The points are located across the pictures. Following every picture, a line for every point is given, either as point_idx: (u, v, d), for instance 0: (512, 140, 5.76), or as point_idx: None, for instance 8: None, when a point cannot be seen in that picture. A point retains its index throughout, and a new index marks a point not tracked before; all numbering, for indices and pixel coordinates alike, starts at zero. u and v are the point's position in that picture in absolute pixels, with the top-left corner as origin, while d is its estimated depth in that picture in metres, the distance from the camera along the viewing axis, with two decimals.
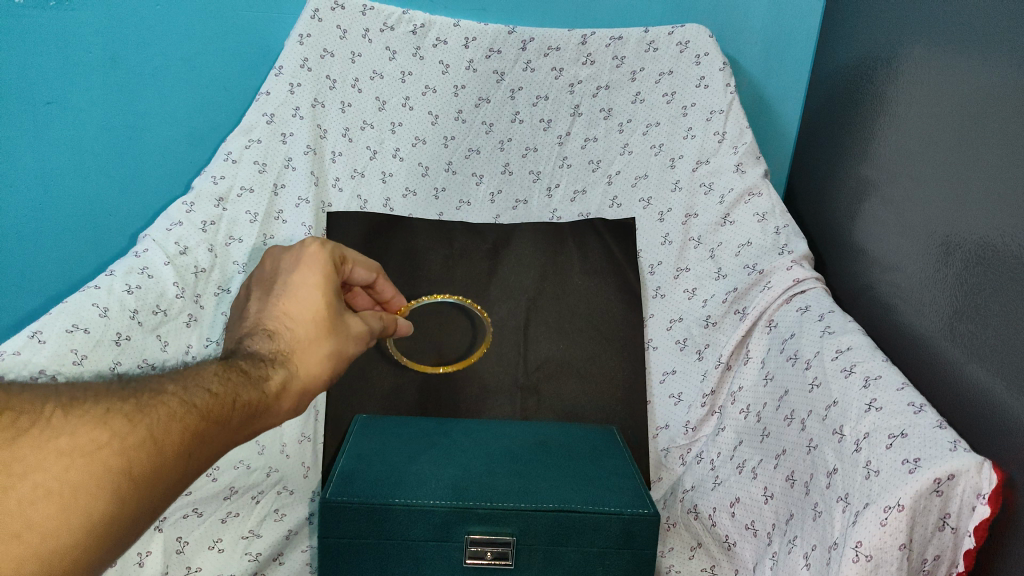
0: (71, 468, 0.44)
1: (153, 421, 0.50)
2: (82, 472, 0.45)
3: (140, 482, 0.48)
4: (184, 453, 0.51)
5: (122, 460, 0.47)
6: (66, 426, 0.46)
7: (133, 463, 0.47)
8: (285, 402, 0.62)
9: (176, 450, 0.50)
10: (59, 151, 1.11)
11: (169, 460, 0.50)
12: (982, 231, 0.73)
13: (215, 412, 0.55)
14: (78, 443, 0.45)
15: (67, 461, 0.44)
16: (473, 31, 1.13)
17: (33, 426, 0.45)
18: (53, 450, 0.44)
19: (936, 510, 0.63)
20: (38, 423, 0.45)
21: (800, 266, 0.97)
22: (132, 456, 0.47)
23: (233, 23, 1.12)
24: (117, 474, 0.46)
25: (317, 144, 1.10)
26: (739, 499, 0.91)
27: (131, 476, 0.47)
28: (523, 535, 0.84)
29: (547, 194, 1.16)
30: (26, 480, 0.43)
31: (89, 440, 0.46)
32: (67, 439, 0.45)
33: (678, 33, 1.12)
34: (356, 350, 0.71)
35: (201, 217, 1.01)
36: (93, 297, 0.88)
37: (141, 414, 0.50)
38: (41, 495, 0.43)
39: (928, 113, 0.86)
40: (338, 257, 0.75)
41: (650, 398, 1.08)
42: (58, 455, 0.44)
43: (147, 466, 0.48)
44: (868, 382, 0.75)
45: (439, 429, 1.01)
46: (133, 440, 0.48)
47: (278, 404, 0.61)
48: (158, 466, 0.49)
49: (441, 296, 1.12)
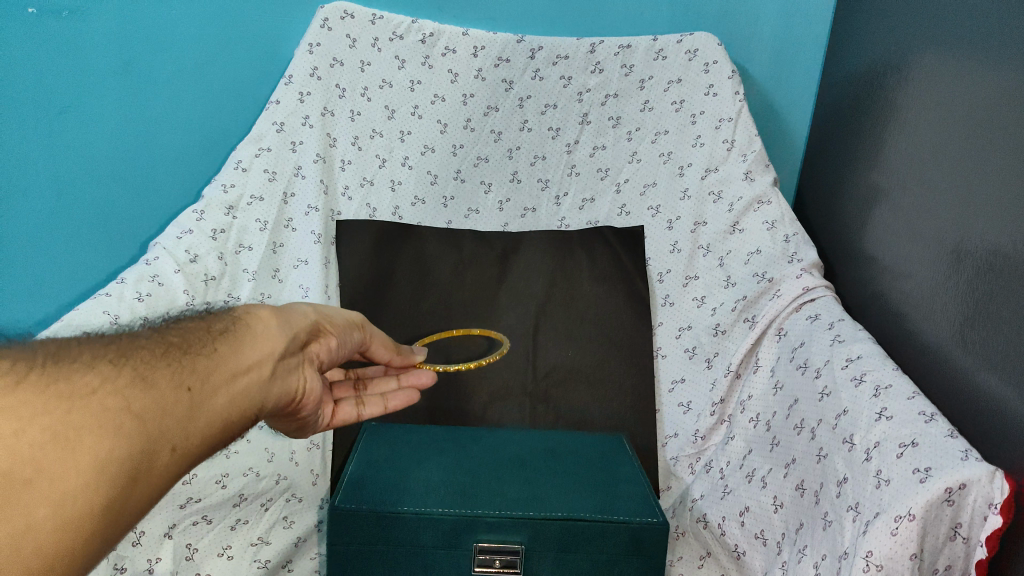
0: (74, 410, 0.43)
1: (136, 361, 0.50)
2: (84, 415, 0.44)
3: (144, 418, 0.47)
4: (180, 386, 0.51)
5: (118, 399, 0.46)
6: (60, 370, 0.45)
7: (131, 402, 0.47)
8: (276, 326, 0.63)
9: (170, 383, 0.50)
10: (71, 159, 1.12)
11: (168, 394, 0.50)
12: (993, 239, 0.73)
13: (198, 347, 0.55)
14: (76, 386, 0.45)
15: (67, 405, 0.43)
16: (483, 40, 1.14)
17: (32, 371, 0.44)
18: (54, 393, 0.43)
19: (947, 520, 0.63)
20: (34, 368, 0.44)
21: (810, 274, 0.97)
22: (128, 394, 0.47)
23: (244, 33, 1.13)
24: (118, 413, 0.46)
25: (327, 152, 1.10)
26: (749, 507, 0.90)
27: (132, 413, 0.46)
28: (531, 544, 0.84)
29: (556, 202, 1.16)
30: (34, 423, 0.41)
31: (85, 383, 0.45)
32: (66, 382, 0.45)
33: (687, 42, 1.12)
34: (344, 315, 0.74)
35: (211, 225, 1.02)
36: (104, 305, 0.89)
37: (125, 356, 0.50)
38: (50, 438, 0.41)
39: (941, 118, 0.86)
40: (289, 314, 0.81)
41: (660, 406, 1.09)
42: (60, 398, 0.43)
43: (146, 405, 0.48)
44: (878, 391, 0.75)
45: (448, 436, 1.01)
46: (125, 379, 0.48)
47: (265, 331, 0.61)
48: (159, 402, 0.49)
49: (450, 304, 1.12)
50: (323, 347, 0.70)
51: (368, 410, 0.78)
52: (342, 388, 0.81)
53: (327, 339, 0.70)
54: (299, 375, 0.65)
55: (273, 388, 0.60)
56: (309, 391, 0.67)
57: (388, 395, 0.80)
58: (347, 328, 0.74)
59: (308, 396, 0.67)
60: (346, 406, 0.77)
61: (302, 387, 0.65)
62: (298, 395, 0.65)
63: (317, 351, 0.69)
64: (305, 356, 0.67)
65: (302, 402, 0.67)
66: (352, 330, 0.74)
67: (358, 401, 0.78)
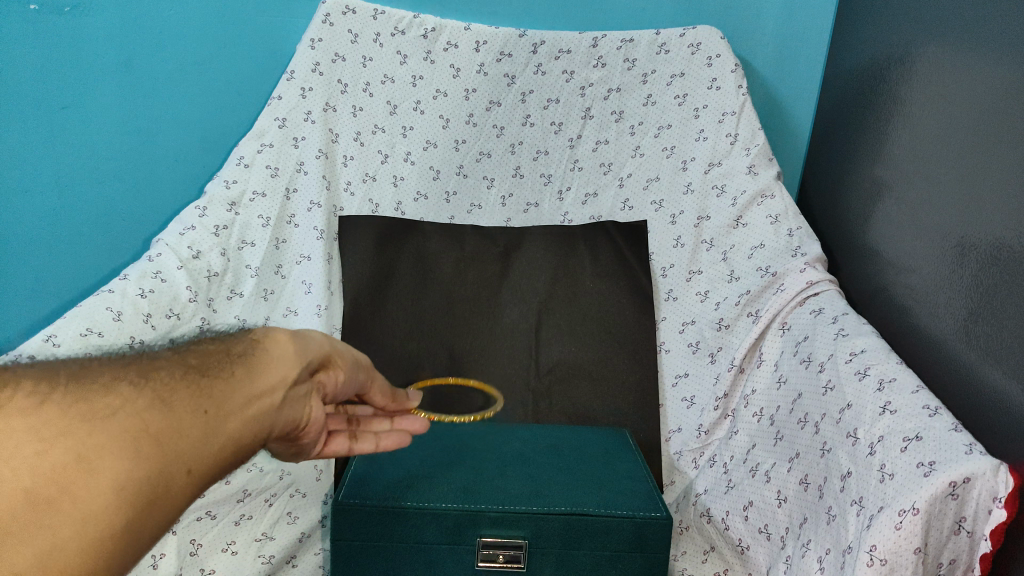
0: (94, 431, 0.43)
1: (156, 384, 0.48)
2: (104, 436, 0.43)
3: (162, 441, 0.45)
4: (198, 410, 0.49)
5: (137, 422, 0.45)
6: (81, 392, 0.44)
7: (150, 425, 0.45)
8: (294, 354, 0.58)
9: (187, 406, 0.48)
10: (76, 156, 1.12)
11: (185, 417, 0.47)
12: (998, 233, 0.73)
13: (216, 370, 0.52)
14: (95, 408, 0.44)
15: (88, 426, 0.43)
16: (485, 35, 1.13)
17: (54, 393, 0.44)
18: (74, 415, 0.43)
19: (951, 515, 0.62)
20: (57, 391, 0.44)
21: (813, 268, 0.96)
22: (145, 417, 0.45)
23: (245, 27, 1.13)
24: (137, 436, 0.44)
25: (329, 148, 1.10)
26: (753, 502, 0.91)
27: (150, 436, 0.45)
28: (535, 538, 0.84)
29: (559, 197, 1.16)
30: (57, 443, 0.41)
31: (104, 405, 0.44)
32: (85, 404, 0.44)
33: (690, 35, 1.11)
34: (357, 352, 0.69)
35: (213, 222, 1.02)
36: (107, 301, 0.90)
37: (145, 378, 0.48)
38: (71, 457, 0.41)
39: (947, 111, 0.85)
40: None
41: (663, 401, 1.09)
42: (80, 420, 0.43)
43: (164, 429, 0.46)
44: (882, 385, 0.75)
45: (451, 432, 1.02)
46: (144, 402, 0.46)
47: (282, 360, 0.57)
48: (177, 425, 0.47)
49: (453, 299, 1.13)
50: (331, 379, 0.64)
51: (360, 446, 0.71)
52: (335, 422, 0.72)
53: (337, 371, 0.64)
54: (306, 405, 0.60)
55: (283, 412, 0.56)
56: (312, 421, 0.61)
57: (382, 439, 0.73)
58: (355, 366, 0.68)
59: (311, 426, 0.62)
60: (340, 440, 0.70)
61: (308, 417, 0.60)
62: (301, 425, 0.60)
63: (325, 382, 0.63)
64: (315, 384, 0.62)
65: (303, 430, 0.62)
66: (360, 371, 0.69)
67: (352, 437, 0.71)
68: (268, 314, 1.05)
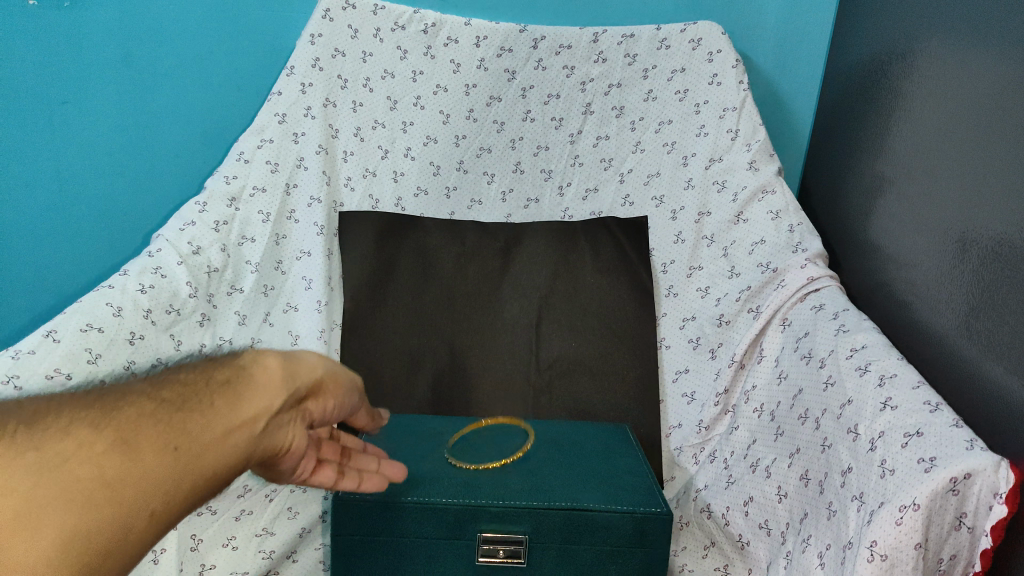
0: (41, 482, 0.40)
1: (122, 422, 0.46)
2: (53, 488, 0.40)
3: (121, 486, 0.43)
4: (166, 447, 0.46)
5: (96, 468, 0.43)
6: (33, 438, 0.42)
7: (108, 470, 0.43)
8: (280, 381, 0.56)
9: (156, 444, 0.46)
10: (76, 152, 1.11)
11: (152, 456, 0.45)
12: (999, 228, 0.72)
13: (193, 400, 0.50)
14: (48, 456, 0.41)
15: (35, 477, 0.40)
16: (485, 30, 1.13)
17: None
18: (22, 465, 0.40)
19: (952, 510, 0.62)
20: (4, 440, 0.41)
21: (814, 263, 0.96)
22: (105, 461, 0.43)
23: (245, 22, 1.12)
24: (93, 484, 0.42)
25: (329, 143, 1.10)
26: (754, 498, 0.91)
27: (107, 483, 0.43)
28: (535, 534, 0.84)
29: (559, 193, 1.15)
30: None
31: (58, 451, 0.42)
32: (36, 453, 0.41)
33: (690, 30, 1.11)
34: (350, 376, 0.67)
35: (214, 217, 1.01)
36: (106, 297, 0.88)
37: (109, 416, 0.46)
38: (11, 515, 0.38)
39: (949, 105, 0.85)
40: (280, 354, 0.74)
41: (663, 396, 1.09)
42: (26, 471, 0.40)
43: (124, 472, 0.44)
44: (883, 380, 0.74)
45: (451, 427, 1.02)
46: (105, 444, 0.44)
47: (267, 387, 0.55)
48: (136, 468, 0.44)
49: (453, 295, 1.13)
50: (318, 406, 0.62)
51: (345, 484, 0.72)
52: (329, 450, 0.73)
53: (325, 399, 0.63)
54: (290, 432, 0.58)
55: (264, 441, 0.54)
56: (294, 449, 0.60)
57: (364, 479, 0.74)
58: (349, 391, 0.67)
59: (295, 454, 0.60)
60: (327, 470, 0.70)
61: (291, 445, 0.58)
62: (282, 453, 0.58)
63: (312, 409, 0.62)
64: (301, 411, 0.60)
65: (285, 456, 0.60)
66: (352, 394, 0.68)
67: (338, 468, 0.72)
68: (268, 309, 1.05)
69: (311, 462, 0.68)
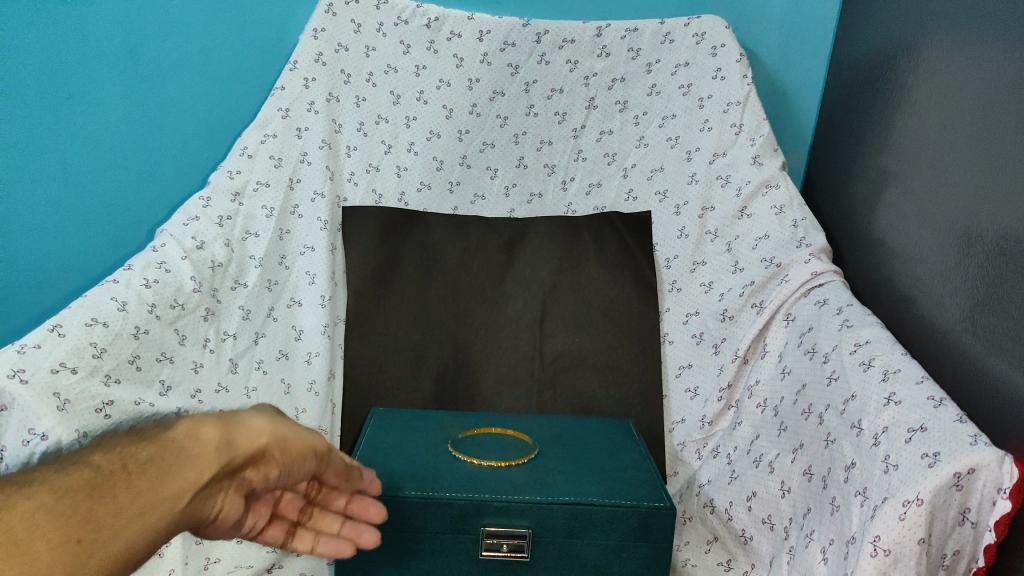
0: None
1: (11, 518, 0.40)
2: None
3: None
4: (69, 542, 0.41)
5: None
6: None
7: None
8: (213, 456, 0.51)
9: (55, 542, 0.40)
10: (80, 147, 1.12)
11: (46, 558, 0.39)
12: (1005, 222, 0.72)
13: (106, 484, 0.45)
14: None
15: None
16: (488, 24, 1.12)
17: None
18: None
19: (955, 505, 0.62)
20: None
21: (818, 259, 0.96)
22: None
23: (249, 18, 1.13)
24: None
25: (332, 138, 1.10)
26: (757, 493, 0.91)
27: None
28: (538, 528, 0.84)
29: (562, 188, 1.15)
30: None
31: None
32: None
33: (694, 24, 1.11)
34: (311, 440, 0.61)
35: (217, 212, 1.02)
36: (111, 291, 0.87)
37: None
38: None
39: (955, 99, 0.85)
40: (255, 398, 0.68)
41: (667, 392, 1.09)
42: None
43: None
44: (887, 375, 0.74)
45: (454, 422, 1.02)
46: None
47: (197, 465, 0.50)
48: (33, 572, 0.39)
49: (456, 290, 1.13)
50: (261, 474, 0.58)
51: (295, 545, 0.71)
52: (288, 504, 0.71)
53: (273, 467, 0.58)
54: (219, 503, 0.54)
55: (185, 522, 0.49)
56: (222, 520, 0.56)
57: (322, 538, 0.71)
58: (307, 456, 0.61)
59: (222, 524, 0.56)
60: (276, 530, 0.70)
61: (218, 516, 0.55)
62: (206, 524, 0.54)
63: (253, 476, 0.57)
64: (235, 481, 0.56)
65: (212, 526, 0.56)
66: (310, 460, 0.62)
67: (289, 529, 0.71)
68: (272, 304, 1.05)
69: (261, 517, 0.67)
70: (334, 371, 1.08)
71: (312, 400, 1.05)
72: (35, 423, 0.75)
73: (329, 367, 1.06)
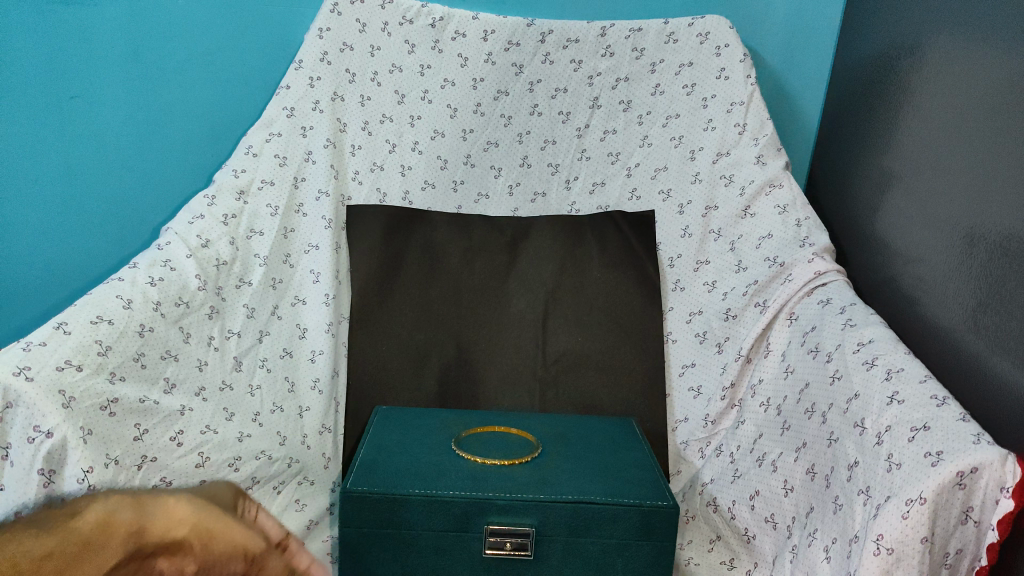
0: None
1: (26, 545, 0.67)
2: None
3: None
4: None
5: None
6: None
7: None
8: (130, 536, 0.72)
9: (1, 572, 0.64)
10: (84, 146, 1.12)
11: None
12: (1007, 223, 0.72)
13: (62, 547, 0.68)
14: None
15: None
16: (492, 24, 1.13)
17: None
18: None
19: (958, 504, 0.63)
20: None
21: (822, 258, 0.97)
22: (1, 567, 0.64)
23: (253, 17, 1.13)
24: None
25: (337, 137, 1.10)
26: (760, 491, 0.91)
27: None
28: (542, 526, 0.84)
29: (566, 187, 1.15)
30: None
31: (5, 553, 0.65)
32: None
33: (698, 25, 1.12)
34: (226, 536, 0.77)
35: (222, 211, 1.02)
36: (116, 289, 0.87)
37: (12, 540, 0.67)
38: None
39: (957, 101, 0.85)
40: (225, 502, 0.88)
41: (670, 391, 1.09)
42: None
43: None
44: (891, 374, 0.74)
45: (457, 420, 1.02)
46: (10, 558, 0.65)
47: (117, 543, 0.71)
48: None
49: (460, 289, 1.13)
50: (176, 566, 0.72)
51: None
52: None
53: (189, 561, 0.73)
54: None
55: None
56: None
57: None
58: (230, 556, 0.75)
59: None
60: None
61: None
62: None
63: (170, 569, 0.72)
64: (149, 568, 0.71)
65: None
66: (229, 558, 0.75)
67: None
68: (276, 302, 1.05)
69: None
70: (338, 370, 1.08)
71: (316, 399, 1.05)
72: (40, 420, 0.74)
73: (334, 364, 1.07)
